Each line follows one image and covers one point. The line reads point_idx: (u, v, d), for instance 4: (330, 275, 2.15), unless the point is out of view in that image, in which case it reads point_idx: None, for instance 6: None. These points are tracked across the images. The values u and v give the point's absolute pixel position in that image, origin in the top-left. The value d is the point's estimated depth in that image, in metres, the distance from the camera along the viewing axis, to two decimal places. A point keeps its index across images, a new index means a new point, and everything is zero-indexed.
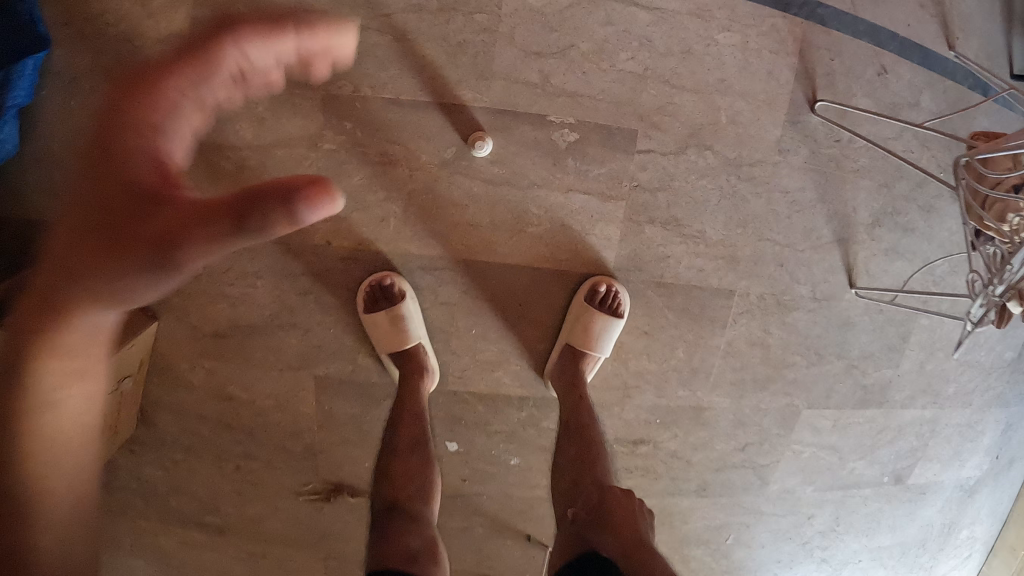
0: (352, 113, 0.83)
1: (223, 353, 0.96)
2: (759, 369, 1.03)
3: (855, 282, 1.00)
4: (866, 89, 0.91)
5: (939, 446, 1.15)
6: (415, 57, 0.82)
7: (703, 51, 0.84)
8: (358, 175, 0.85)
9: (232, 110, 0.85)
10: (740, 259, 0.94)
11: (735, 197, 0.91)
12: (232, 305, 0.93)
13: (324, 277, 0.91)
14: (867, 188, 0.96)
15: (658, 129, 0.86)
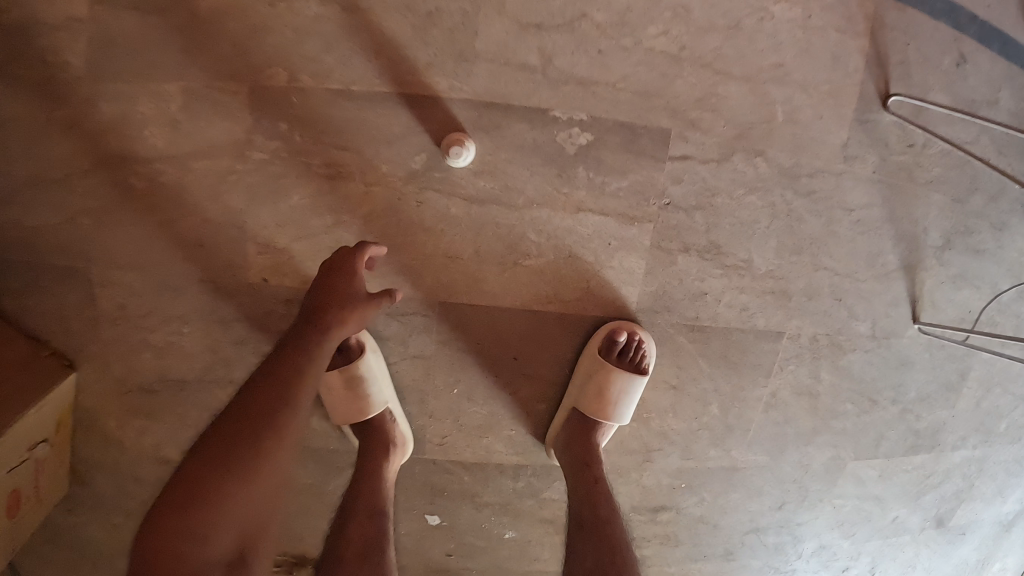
0: (288, 112, 0.65)
1: (155, 410, 0.74)
2: (803, 421, 0.83)
3: (917, 316, 0.79)
4: (940, 79, 0.71)
5: (985, 484, 0.89)
6: (378, 38, 0.63)
7: (755, 26, 0.66)
8: (298, 195, 0.67)
9: (142, 111, 0.66)
10: (792, 294, 0.75)
11: (790, 218, 0.72)
12: (158, 355, 0.72)
13: (265, 323, 0.71)
14: (938, 203, 0.75)
15: (696, 129, 0.68)
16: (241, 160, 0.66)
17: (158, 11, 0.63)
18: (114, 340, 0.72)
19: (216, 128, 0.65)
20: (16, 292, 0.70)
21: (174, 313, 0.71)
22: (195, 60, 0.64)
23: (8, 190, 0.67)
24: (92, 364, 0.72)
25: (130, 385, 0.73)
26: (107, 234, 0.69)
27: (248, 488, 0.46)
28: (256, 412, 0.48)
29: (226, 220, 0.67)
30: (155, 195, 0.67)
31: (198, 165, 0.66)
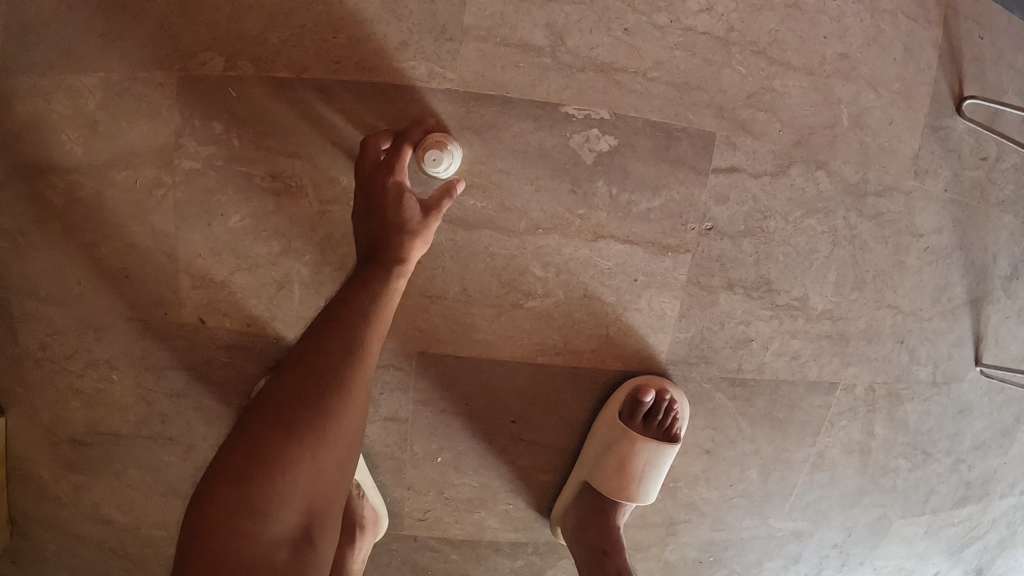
0: (227, 112, 0.52)
1: (90, 465, 0.61)
2: (853, 482, 0.69)
3: (980, 357, 0.67)
4: (1014, 80, 0.60)
5: None
6: (346, 17, 0.51)
7: (816, 7, 0.54)
8: (236, 216, 0.54)
9: (51, 108, 0.52)
10: (850, 338, 0.62)
11: (854, 245, 0.59)
12: (85, 405, 0.59)
13: (206, 371, 0.58)
14: (1009, 226, 0.63)
15: (748, 133, 0.55)
16: (168, 170, 0.53)
17: None
18: (36, 381, 0.59)
19: (140, 131, 0.52)
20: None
21: (99, 356, 0.58)
22: (114, 44, 0.51)
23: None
24: (19, 408, 0.60)
25: (59, 435, 0.60)
26: (16, 258, 0.55)
27: (315, 454, 0.38)
28: (321, 364, 0.41)
29: (153, 245, 0.54)
30: (71, 214, 0.54)
31: (120, 176, 0.53)
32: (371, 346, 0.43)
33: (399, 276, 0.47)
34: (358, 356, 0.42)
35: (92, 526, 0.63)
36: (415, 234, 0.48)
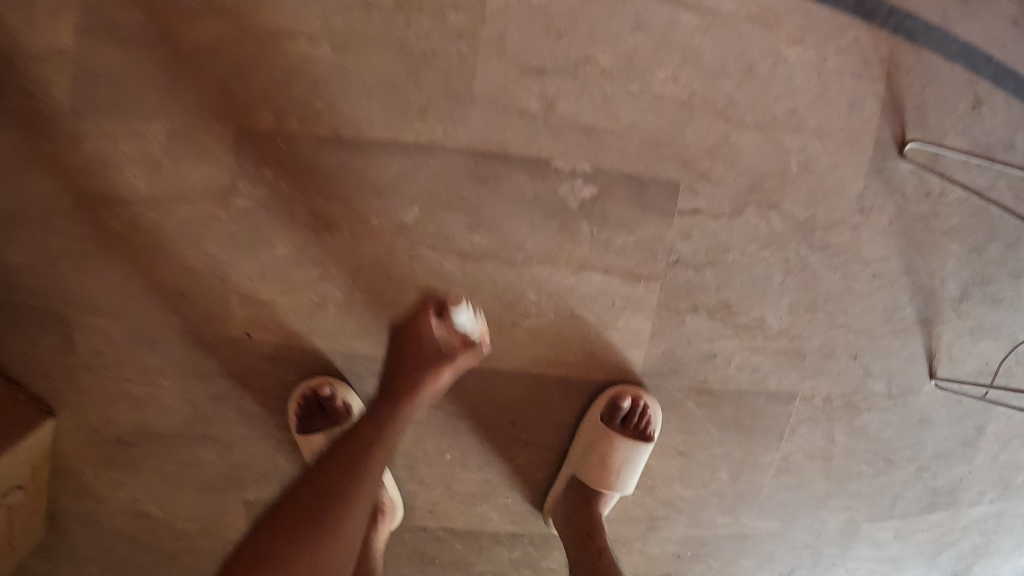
0: (273, 159, 0.61)
1: (134, 463, 0.69)
2: (819, 485, 0.77)
3: (935, 371, 0.74)
4: (955, 123, 0.68)
5: (1005, 540, 0.82)
6: (372, 79, 0.59)
7: (769, 71, 0.62)
8: (282, 246, 0.62)
9: (121, 149, 0.61)
10: (806, 353, 0.71)
11: (806, 273, 0.67)
12: (135, 406, 0.68)
13: (248, 378, 0.66)
14: (956, 253, 0.71)
15: (707, 181, 0.64)
16: (224, 207, 0.61)
17: (142, 45, 0.59)
18: (91, 387, 0.67)
19: (200, 172, 0.61)
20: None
21: (152, 364, 0.66)
22: (179, 98, 0.60)
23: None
24: (69, 411, 0.68)
25: (106, 435, 0.68)
26: (87, 279, 0.64)
27: (316, 551, 0.44)
28: (332, 477, 0.48)
29: (207, 270, 0.63)
30: (134, 241, 0.63)
31: (180, 210, 0.62)
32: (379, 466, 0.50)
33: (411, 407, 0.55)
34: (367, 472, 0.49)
35: (127, 519, 0.71)
36: (428, 375, 0.56)
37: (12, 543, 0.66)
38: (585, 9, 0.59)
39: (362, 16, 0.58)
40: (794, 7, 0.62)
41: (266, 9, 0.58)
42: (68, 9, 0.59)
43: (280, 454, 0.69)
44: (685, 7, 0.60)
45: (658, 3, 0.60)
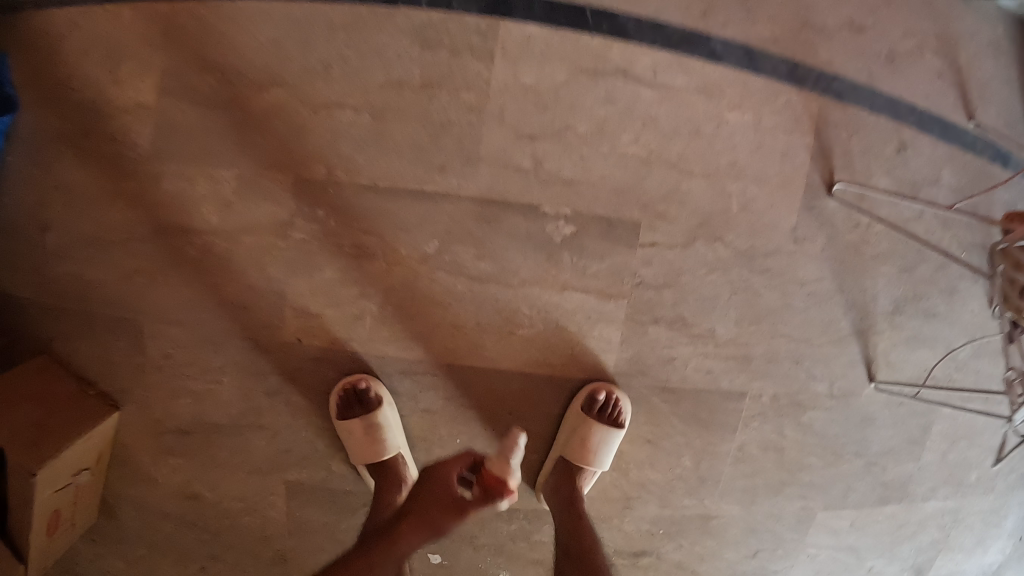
0: (325, 200, 0.75)
1: (189, 450, 0.84)
2: (772, 474, 0.91)
3: (874, 375, 0.89)
4: (884, 164, 0.85)
5: (962, 535, 0.99)
6: (399, 137, 0.74)
7: (713, 131, 0.77)
8: (329, 270, 0.76)
9: (198, 190, 0.76)
10: (752, 358, 0.85)
11: (748, 291, 0.82)
12: (195, 400, 0.82)
13: (296, 377, 0.80)
14: (886, 274, 0.87)
15: (664, 220, 0.78)
16: (283, 238, 0.76)
17: (217, 108, 0.74)
18: (158, 385, 0.82)
19: (263, 210, 0.75)
20: (77, 337, 0.81)
21: (213, 364, 0.81)
22: (247, 150, 0.75)
23: (79, 250, 0.79)
24: (134, 405, 0.83)
25: (166, 426, 0.83)
26: (162, 294, 0.79)
27: None
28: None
29: (267, 288, 0.77)
30: (205, 265, 0.77)
31: (247, 239, 0.76)
32: None
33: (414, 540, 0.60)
34: None
35: (178, 501, 0.86)
36: (438, 520, 0.59)
37: (72, 521, 0.81)
38: (570, 86, 0.74)
39: (393, 92, 0.73)
40: (735, 80, 0.77)
41: (317, 82, 0.73)
42: (154, 77, 0.75)
43: (316, 440, 0.84)
44: (646, 85, 0.75)
45: (625, 79, 0.75)
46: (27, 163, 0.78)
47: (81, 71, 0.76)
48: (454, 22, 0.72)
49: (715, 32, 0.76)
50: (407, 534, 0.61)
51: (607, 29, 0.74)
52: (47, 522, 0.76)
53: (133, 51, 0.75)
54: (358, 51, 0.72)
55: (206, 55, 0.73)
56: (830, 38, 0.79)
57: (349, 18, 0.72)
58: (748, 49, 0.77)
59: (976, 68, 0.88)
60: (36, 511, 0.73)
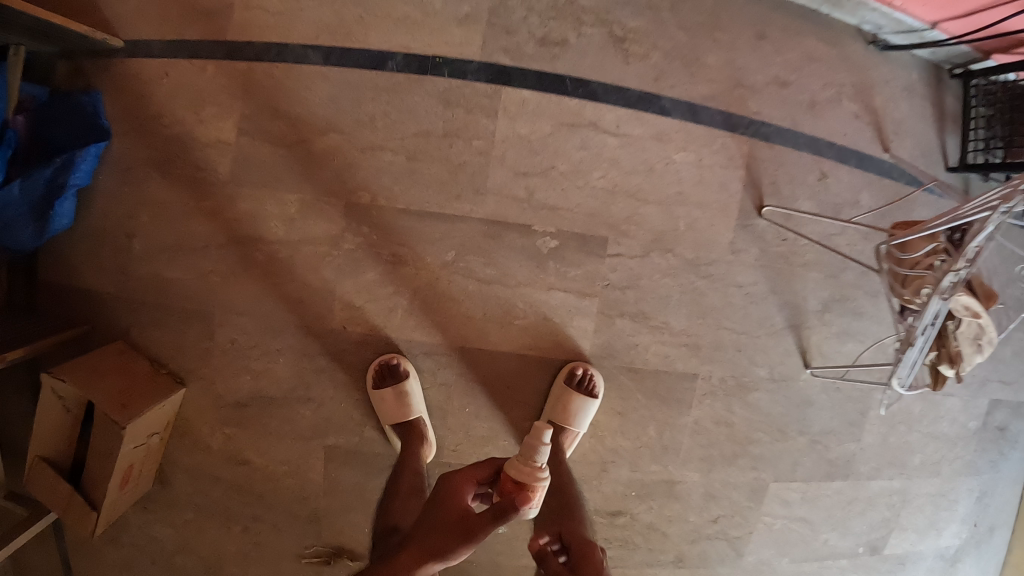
0: (370, 219, 0.99)
1: (243, 421, 1.06)
2: (725, 446, 1.12)
3: (810, 362, 1.12)
4: (806, 190, 1.06)
5: (913, 516, 1.26)
6: (422, 170, 0.98)
7: (663, 168, 1.00)
8: (370, 272, 1.00)
9: (267, 209, 0.99)
10: (701, 346, 1.07)
11: (694, 292, 1.04)
12: (254, 377, 1.04)
13: (341, 357, 1.03)
14: (814, 278, 1.10)
15: (626, 236, 1.01)
16: (335, 248, 0.99)
17: (285, 147, 0.98)
18: (223, 365, 1.04)
19: (320, 226, 0.99)
20: (152, 324, 1.04)
21: (272, 347, 1.03)
22: (308, 179, 0.98)
23: (162, 255, 1.02)
24: (198, 382, 1.05)
25: (227, 400, 1.05)
26: (232, 288, 1.02)
27: None
28: None
29: (320, 286, 1.01)
30: (271, 266, 1.01)
31: (306, 248, 1.00)
32: None
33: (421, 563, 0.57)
34: None
35: (229, 466, 1.07)
36: (448, 538, 0.58)
37: (137, 480, 1.01)
38: (554, 137, 0.98)
39: (422, 139, 0.97)
40: (680, 129, 0.99)
41: (364, 131, 0.97)
42: (232, 119, 0.98)
43: (351, 409, 1.05)
44: (611, 134, 0.99)
45: (595, 131, 0.98)
46: (117, 184, 1.02)
47: (166, 109, 1.00)
48: (467, 88, 0.96)
49: (666, 92, 0.99)
50: (410, 565, 0.57)
51: (582, 92, 0.97)
52: (122, 475, 0.96)
53: (215, 98, 0.98)
54: (396, 108, 0.96)
55: (279, 105, 0.97)
56: (760, 93, 1.01)
57: (390, 82, 0.96)
58: (691, 104, 0.99)
59: (892, 110, 1.11)
60: (120, 464, 0.94)
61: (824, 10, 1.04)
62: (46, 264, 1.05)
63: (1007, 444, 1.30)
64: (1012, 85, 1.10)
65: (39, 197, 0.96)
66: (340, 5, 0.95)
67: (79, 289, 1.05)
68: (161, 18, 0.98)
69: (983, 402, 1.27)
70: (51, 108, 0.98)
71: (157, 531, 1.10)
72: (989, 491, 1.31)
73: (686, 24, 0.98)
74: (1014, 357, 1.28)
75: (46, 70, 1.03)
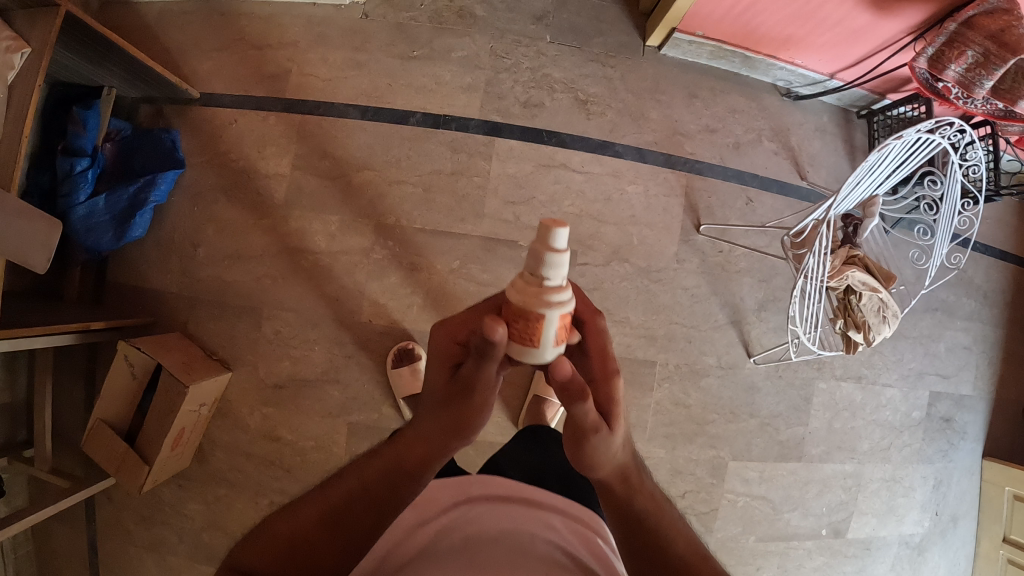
0: (394, 236, 1.30)
1: (280, 401, 1.30)
2: (685, 425, 1.38)
3: (752, 352, 1.39)
4: (734, 213, 1.37)
5: (870, 500, 1.48)
6: (434, 196, 1.31)
7: (618, 198, 1.34)
8: (393, 276, 1.30)
9: (313, 227, 1.31)
10: (657, 337, 1.36)
11: (648, 293, 1.35)
12: (293, 362, 1.30)
13: (367, 346, 1.30)
14: (749, 281, 1.39)
15: (591, 248, 1.33)
16: (366, 256, 1.30)
17: (331, 180, 1.31)
18: (268, 352, 1.30)
19: (355, 240, 1.30)
20: (207, 318, 1.31)
21: (310, 337, 1.30)
22: (348, 203, 1.31)
23: (222, 261, 1.31)
24: (245, 366, 1.30)
25: (267, 382, 1.30)
26: (280, 289, 1.30)
27: (330, 511, 0.59)
28: (366, 476, 0.60)
29: (354, 287, 1.30)
30: (314, 271, 1.30)
31: (343, 257, 1.30)
32: (407, 471, 0.60)
33: (446, 431, 0.60)
34: (396, 474, 0.60)
35: (263, 442, 1.30)
36: (467, 402, 0.60)
37: (184, 445, 1.23)
38: (534, 174, 1.33)
39: (435, 176, 1.31)
40: (631, 169, 1.35)
41: (393, 169, 1.31)
42: (289, 157, 1.31)
43: (372, 390, 1.30)
44: (578, 172, 1.33)
45: (566, 170, 1.33)
46: (186, 204, 1.32)
47: (233, 148, 1.32)
48: (468, 138, 1.32)
49: (620, 140, 1.35)
50: (427, 440, 0.60)
51: (554, 141, 1.33)
52: (173, 438, 1.18)
53: (275, 141, 1.32)
54: (415, 153, 1.31)
55: (326, 147, 1.31)
56: (693, 138, 1.37)
57: (411, 133, 1.31)
58: (639, 148, 1.35)
59: (807, 148, 1.42)
60: (177, 424, 1.16)
61: (744, 72, 1.39)
62: (118, 267, 1.33)
63: (955, 434, 1.54)
64: (904, 117, 1.32)
65: (121, 209, 1.23)
66: (374, 76, 1.32)
67: (144, 290, 1.32)
68: (236, 81, 1.33)
69: (922, 394, 1.52)
70: (135, 141, 1.28)
71: (190, 507, 1.31)
72: (943, 480, 1.53)
73: (632, 89, 1.36)
74: (947, 353, 1.54)
75: (130, 111, 1.34)
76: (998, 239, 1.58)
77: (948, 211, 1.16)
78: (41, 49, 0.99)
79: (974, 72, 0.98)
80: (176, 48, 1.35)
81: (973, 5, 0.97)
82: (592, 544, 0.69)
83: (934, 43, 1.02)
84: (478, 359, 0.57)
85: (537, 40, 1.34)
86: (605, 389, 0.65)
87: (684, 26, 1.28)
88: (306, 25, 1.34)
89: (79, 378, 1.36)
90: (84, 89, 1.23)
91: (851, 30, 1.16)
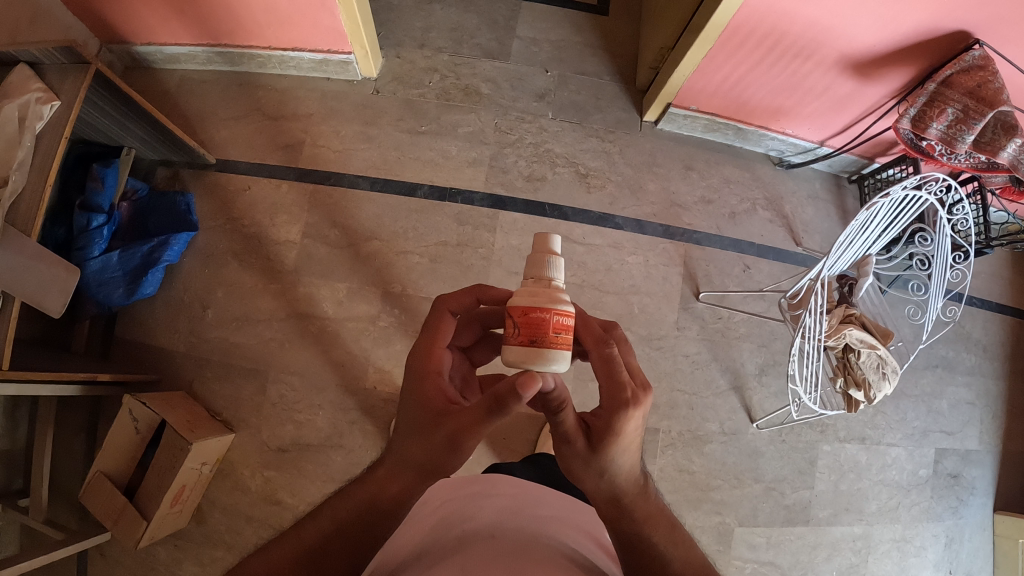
0: (400, 304, 1.33)
1: (281, 465, 1.30)
2: (689, 491, 1.36)
3: (754, 418, 1.40)
4: (732, 280, 1.41)
5: (880, 562, 1.44)
6: (438, 262, 1.34)
7: (619, 267, 1.38)
8: (399, 342, 1.32)
9: (320, 293, 1.34)
10: (659, 404, 1.36)
11: (650, 361, 1.36)
12: (296, 426, 1.31)
13: (370, 411, 1.31)
14: (748, 347, 1.41)
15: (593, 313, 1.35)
16: (372, 323, 1.33)
17: (340, 248, 1.35)
18: (272, 417, 1.31)
19: (360, 305, 1.33)
20: (212, 379, 1.32)
21: (314, 403, 1.31)
22: (356, 271, 1.34)
23: (230, 323, 1.33)
24: (248, 430, 1.30)
25: (270, 445, 1.30)
26: (286, 353, 1.32)
27: (303, 547, 0.55)
28: (341, 513, 0.57)
29: (359, 354, 1.32)
30: (320, 335, 1.32)
31: (349, 324, 1.33)
32: (382, 510, 0.57)
33: (419, 478, 0.59)
34: (371, 515, 0.57)
35: (263, 505, 1.29)
36: (446, 451, 0.58)
37: (184, 504, 1.22)
38: None
39: (441, 247, 1.35)
40: (630, 240, 1.39)
41: (401, 239, 1.35)
42: (299, 225, 1.35)
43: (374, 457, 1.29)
44: (580, 243, 1.37)
45: (568, 242, 1.37)
46: (197, 265, 1.35)
47: (245, 214, 1.36)
48: (474, 210, 1.37)
49: (619, 213, 1.40)
50: (399, 480, 0.59)
51: (556, 213, 1.37)
52: (173, 496, 1.17)
53: (288, 209, 1.36)
54: (423, 223, 1.36)
55: (336, 217, 1.36)
56: (689, 209, 1.42)
57: (418, 205, 1.36)
58: (638, 220, 1.40)
59: (801, 215, 1.46)
60: (177, 482, 1.16)
61: (738, 143, 1.45)
62: (126, 323, 1.35)
63: (963, 491, 1.52)
64: (892, 179, 1.37)
65: (133, 266, 1.25)
66: (384, 149, 1.39)
67: (149, 346, 1.33)
68: (252, 151, 1.39)
69: (928, 451, 1.51)
70: (151, 202, 1.32)
71: (184, 569, 1.28)
72: (955, 537, 1.50)
73: (631, 163, 1.42)
74: (950, 410, 1.54)
75: (147, 174, 1.39)
76: (993, 304, 1.61)
77: (941, 265, 1.18)
78: (71, 101, 1.03)
79: (955, 128, 1.01)
80: (195, 119, 1.40)
81: (949, 65, 1.02)
82: (599, 539, 0.70)
83: (916, 104, 1.06)
84: (488, 417, 0.55)
85: (539, 117, 1.41)
86: (606, 417, 0.58)
87: (678, 101, 1.35)
88: (319, 98, 1.41)
89: (80, 434, 1.37)
90: (105, 149, 1.28)
91: (838, 98, 1.22)
